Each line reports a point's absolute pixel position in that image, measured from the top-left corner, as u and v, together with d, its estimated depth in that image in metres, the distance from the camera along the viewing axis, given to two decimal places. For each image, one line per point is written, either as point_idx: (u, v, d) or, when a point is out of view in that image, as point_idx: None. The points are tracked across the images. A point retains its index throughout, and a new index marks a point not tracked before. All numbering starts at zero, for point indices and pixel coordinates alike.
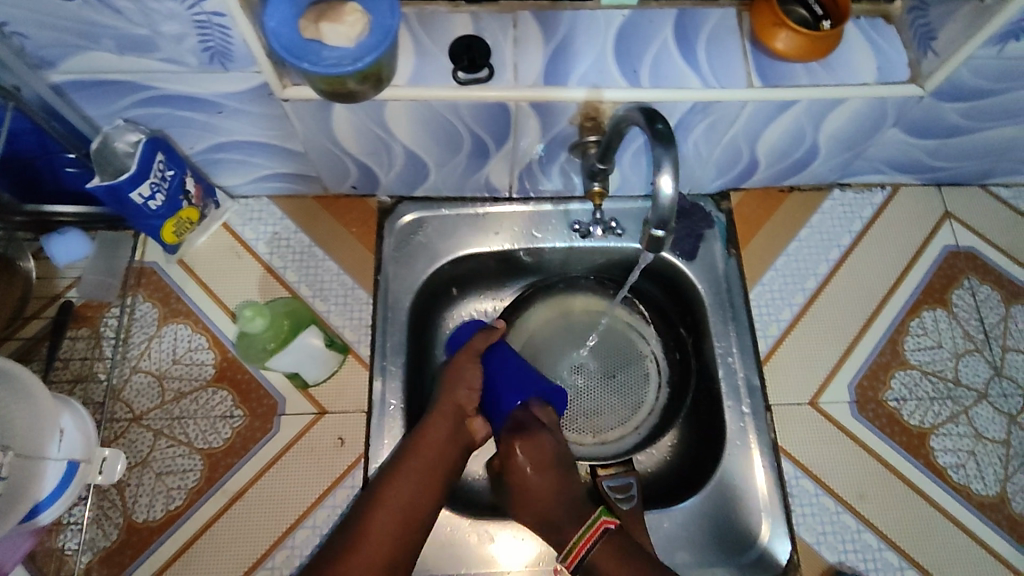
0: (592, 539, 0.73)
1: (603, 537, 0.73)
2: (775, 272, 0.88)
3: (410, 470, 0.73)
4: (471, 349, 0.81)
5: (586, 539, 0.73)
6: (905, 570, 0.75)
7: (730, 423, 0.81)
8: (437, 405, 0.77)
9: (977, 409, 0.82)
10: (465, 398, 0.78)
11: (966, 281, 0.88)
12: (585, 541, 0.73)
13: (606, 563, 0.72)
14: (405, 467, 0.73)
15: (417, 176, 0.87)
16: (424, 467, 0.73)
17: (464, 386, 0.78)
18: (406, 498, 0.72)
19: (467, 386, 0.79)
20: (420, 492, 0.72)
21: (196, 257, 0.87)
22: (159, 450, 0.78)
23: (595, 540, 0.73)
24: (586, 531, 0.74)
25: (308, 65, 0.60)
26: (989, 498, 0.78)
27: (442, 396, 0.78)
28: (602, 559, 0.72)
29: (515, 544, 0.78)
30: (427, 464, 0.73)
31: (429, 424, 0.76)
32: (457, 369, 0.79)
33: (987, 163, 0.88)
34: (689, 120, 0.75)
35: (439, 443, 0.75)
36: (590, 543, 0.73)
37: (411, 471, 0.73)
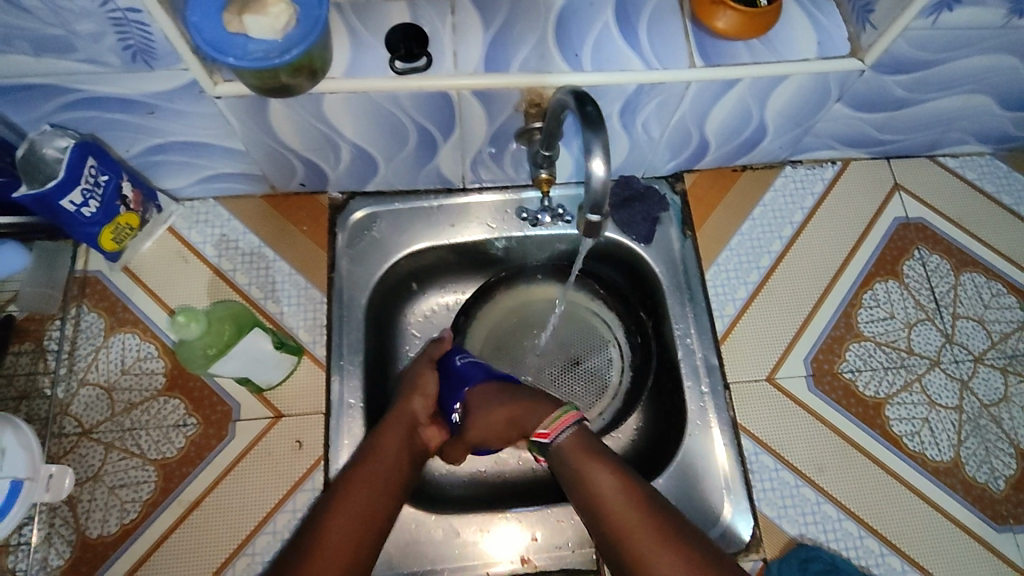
0: (563, 428, 0.71)
1: (573, 426, 0.71)
2: (731, 252, 0.88)
3: (362, 478, 0.69)
4: (427, 358, 0.84)
5: (558, 423, 0.71)
6: (865, 538, 0.76)
7: (690, 403, 0.81)
8: (392, 413, 0.77)
9: (929, 376, 0.83)
10: (421, 407, 0.78)
11: (917, 252, 0.89)
12: (562, 422, 0.71)
13: (575, 447, 0.70)
14: (357, 476, 0.70)
15: (366, 170, 0.85)
16: (377, 474, 0.70)
17: (418, 395, 0.79)
18: (360, 507, 0.68)
19: (422, 395, 0.79)
20: (377, 501, 0.69)
21: (141, 264, 0.85)
22: (110, 464, 0.76)
23: (566, 427, 0.71)
24: (557, 416, 0.72)
25: (233, 60, 0.58)
26: (944, 464, 0.80)
27: (398, 406, 0.78)
28: (569, 448, 0.70)
29: (507, 534, 0.78)
30: (380, 473, 0.70)
31: (382, 432, 0.74)
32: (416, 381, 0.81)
33: (932, 134, 0.89)
34: (635, 101, 0.74)
35: (393, 454, 0.72)
36: (563, 426, 0.71)
37: (363, 480, 0.69)
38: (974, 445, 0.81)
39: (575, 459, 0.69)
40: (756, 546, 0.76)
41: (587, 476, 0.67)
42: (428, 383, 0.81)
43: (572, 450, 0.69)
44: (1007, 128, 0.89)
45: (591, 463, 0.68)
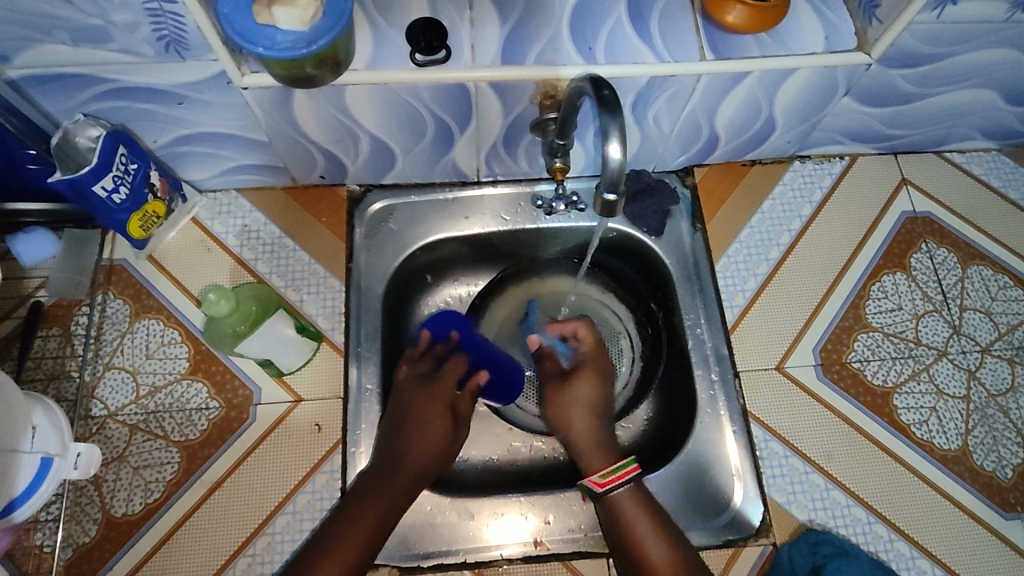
0: (626, 479, 0.73)
1: (631, 483, 0.73)
2: (740, 244, 0.90)
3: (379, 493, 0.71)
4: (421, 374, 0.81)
5: (618, 476, 0.73)
6: (874, 524, 0.77)
7: (700, 391, 0.82)
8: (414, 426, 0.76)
9: (937, 366, 0.85)
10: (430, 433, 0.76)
11: (924, 245, 0.91)
12: (617, 477, 0.73)
13: (630, 507, 0.72)
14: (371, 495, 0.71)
15: (384, 163, 0.87)
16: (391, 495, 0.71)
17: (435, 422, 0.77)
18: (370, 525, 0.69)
19: (436, 428, 0.77)
20: (385, 519, 0.70)
21: (165, 252, 0.87)
22: (135, 445, 0.78)
23: (624, 482, 0.73)
24: (617, 469, 0.74)
25: (262, 50, 0.61)
26: (951, 452, 0.81)
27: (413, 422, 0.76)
28: (628, 507, 0.72)
29: (515, 522, 0.79)
30: (391, 496, 0.71)
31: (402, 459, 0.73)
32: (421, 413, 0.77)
33: (940, 129, 0.91)
34: (647, 95, 0.76)
35: (406, 478, 0.73)
36: (623, 479, 0.73)
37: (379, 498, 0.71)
38: (981, 433, 0.82)
39: (628, 512, 0.71)
40: (766, 531, 0.77)
41: (637, 540, 0.70)
42: (434, 417, 0.77)
43: (627, 505, 0.72)
44: (1012, 123, 0.91)
45: (639, 521, 0.71)
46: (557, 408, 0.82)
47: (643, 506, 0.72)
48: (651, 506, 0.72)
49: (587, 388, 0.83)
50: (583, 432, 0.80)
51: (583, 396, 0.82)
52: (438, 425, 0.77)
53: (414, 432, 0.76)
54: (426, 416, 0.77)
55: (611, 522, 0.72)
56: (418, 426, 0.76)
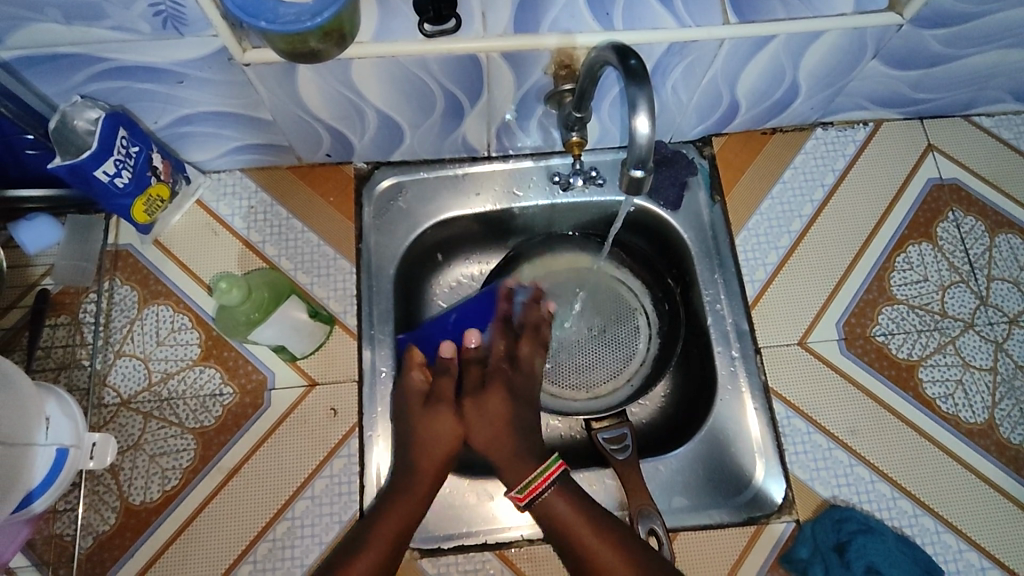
0: (549, 481, 0.72)
1: (557, 482, 0.73)
2: (761, 216, 0.87)
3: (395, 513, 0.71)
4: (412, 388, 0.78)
5: (538, 485, 0.72)
6: (897, 499, 0.76)
7: (720, 368, 0.81)
8: (422, 436, 0.75)
9: (964, 338, 0.82)
10: (441, 446, 0.75)
11: (951, 213, 0.88)
12: (542, 482, 0.72)
13: (557, 506, 0.72)
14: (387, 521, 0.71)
15: (393, 139, 0.84)
16: (404, 518, 0.71)
17: (433, 446, 0.75)
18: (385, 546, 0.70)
19: (440, 438, 0.75)
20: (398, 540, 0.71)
21: (171, 236, 0.85)
22: (150, 432, 0.78)
23: (546, 487, 0.72)
24: (542, 470, 0.73)
25: (265, 23, 0.58)
26: (978, 425, 0.79)
27: (422, 429, 0.75)
28: (559, 508, 0.72)
29: None
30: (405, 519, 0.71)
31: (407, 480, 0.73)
32: (432, 429, 0.75)
33: (968, 93, 0.87)
34: (666, 63, 0.73)
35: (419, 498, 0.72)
36: (546, 484, 0.72)
37: (394, 519, 0.71)
38: (1008, 406, 0.80)
39: (560, 510, 0.71)
40: (788, 507, 0.76)
41: (580, 541, 0.70)
42: (447, 427, 0.76)
43: (558, 505, 0.72)
44: None
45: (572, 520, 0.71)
46: (491, 404, 0.77)
47: (574, 504, 0.72)
48: (586, 503, 0.72)
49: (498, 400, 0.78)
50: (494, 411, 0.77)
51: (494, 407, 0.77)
52: (445, 439, 0.75)
53: (423, 448, 0.75)
54: (439, 429, 0.75)
55: (545, 517, 0.72)
56: (427, 440, 0.75)
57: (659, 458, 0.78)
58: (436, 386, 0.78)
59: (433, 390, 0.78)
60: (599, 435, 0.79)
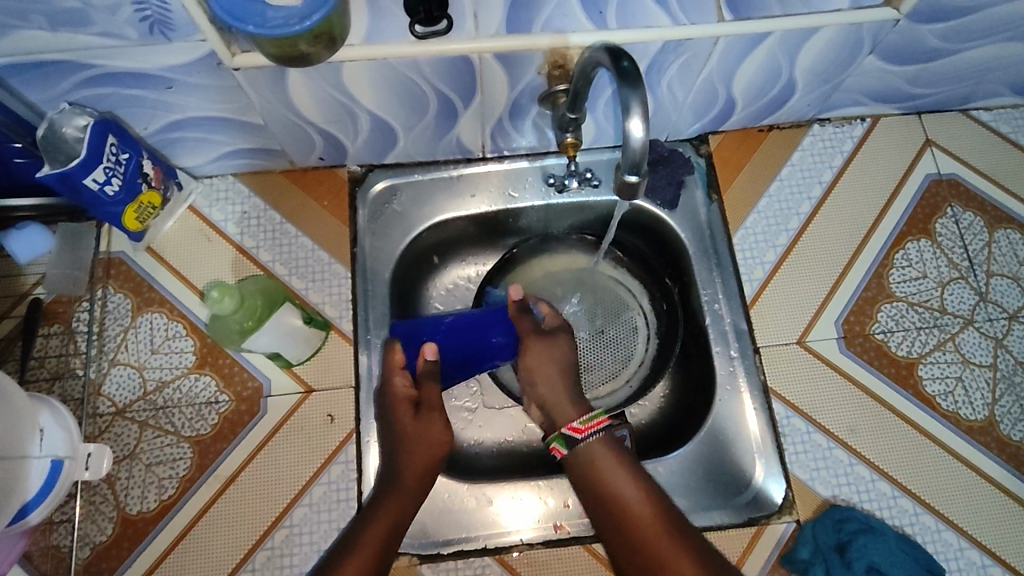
0: (597, 429, 0.69)
1: (604, 431, 0.70)
2: (758, 215, 0.86)
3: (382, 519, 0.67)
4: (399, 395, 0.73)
5: (594, 423, 0.70)
6: (898, 498, 0.75)
7: (719, 368, 0.80)
8: (408, 436, 0.72)
9: (963, 335, 0.82)
10: (430, 450, 0.72)
11: (950, 209, 0.87)
12: (595, 425, 0.70)
13: (599, 455, 0.68)
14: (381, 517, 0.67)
15: (386, 142, 0.84)
16: (391, 525, 0.67)
17: (418, 447, 0.71)
18: (375, 554, 0.65)
19: (431, 442, 0.72)
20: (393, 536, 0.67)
21: (164, 243, 0.84)
22: (146, 442, 0.77)
23: (598, 429, 0.69)
24: (592, 416, 0.70)
25: (253, 28, 0.57)
26: (978, 423, 0.78)
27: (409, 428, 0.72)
28: (600, 455, 0.68)
29: (524, 504, 0.78)
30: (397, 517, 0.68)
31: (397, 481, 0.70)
32: (419, 431, 0.72)
33: (965, 87, 0.86)
34: (661, 60, 0.72)
35: (410, 493, 0.70)
36: (597, 428, 0.69)
37: (387, 514, 0.67)
38: (1009, 403, 0.79)
39: (598, 461, 0.68)
40: (789, 508, 0.75)
41: (618, 497, 0.65)
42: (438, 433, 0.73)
43: (600, 454, 0.69)
44: None
45: (614, 468, 0.67)
46: (554, 349, 0.77)
47: (614, 455, 0.68)
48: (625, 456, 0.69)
49: (567, 346, 0.77)
50: (563, 356, 0.76)
51: (563, 352, 0.77)
52: (432, 442, 0.72)
53: (409, 449, 0.71)
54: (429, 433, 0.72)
55: (585, 465, 0.68)
56: (414, 442, 0.71)
57: (657, 461, 0.77)
58: (421, 393, 0.73)
59: (421, 398, 0.73)
60: None
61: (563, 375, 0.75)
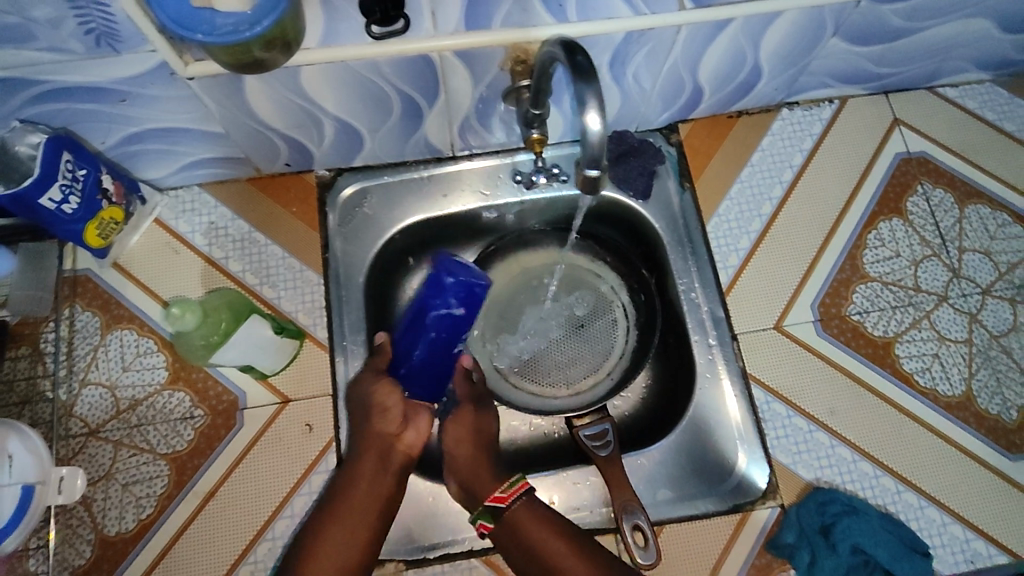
0: (517, 496, 0.70)
1: (525, 496, 0.70)
2: (730, 201, 0.86)
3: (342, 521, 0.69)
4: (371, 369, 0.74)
5: (518, 489, 0.70)
6: (881, 478, 0.75)
7: (698, 357, 0.80)
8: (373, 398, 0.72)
9: (938, 312, 0.82)
10: (393, 423, 0.72)
11: (920, 187, 0.87)
12: (515, 491, 0.70)
13: (525, 522, 0.69)
14: (344, 506, 0.70)
15: (353, 145, 0.82)
16: (352, 527, 0.69)
17: (382, 411, 0.72)
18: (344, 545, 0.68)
19: (393, 413, 0.72)
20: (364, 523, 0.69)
21: (131, 258, 0.83)
22: (121, 461, 0.76)
23: (518, 497, 0.70)
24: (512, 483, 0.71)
25: (202, 36, 0.55)
26: (956, 398, 0.78)
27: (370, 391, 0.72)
28: (523, 520, 0.69)
29: None
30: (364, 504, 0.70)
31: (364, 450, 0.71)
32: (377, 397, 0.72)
33: (930, 65, 0.87)
34: (624, 51, 0.71)
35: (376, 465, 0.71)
36: (518, 493, 0.70)
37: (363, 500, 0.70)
38: (985, 377, 0.79)
39: (524, 526, 0.69)
40: (773, 493, 0.75)
41: (549, 556, 0.67)
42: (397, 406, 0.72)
43: (525, 521, 0.69)
44: (1007, 52, 0.86)
45: (538, 529, 0.68)
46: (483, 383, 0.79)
47: (538, 513, 0.69)
48: (549, 515, 0.70)
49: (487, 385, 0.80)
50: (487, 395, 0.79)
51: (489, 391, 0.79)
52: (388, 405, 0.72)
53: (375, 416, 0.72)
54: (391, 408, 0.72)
55: (511, 534, 0.69)
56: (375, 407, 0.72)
57: (640, 453, 0.77)
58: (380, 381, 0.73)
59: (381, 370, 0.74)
60: (581, 432, 0.78)
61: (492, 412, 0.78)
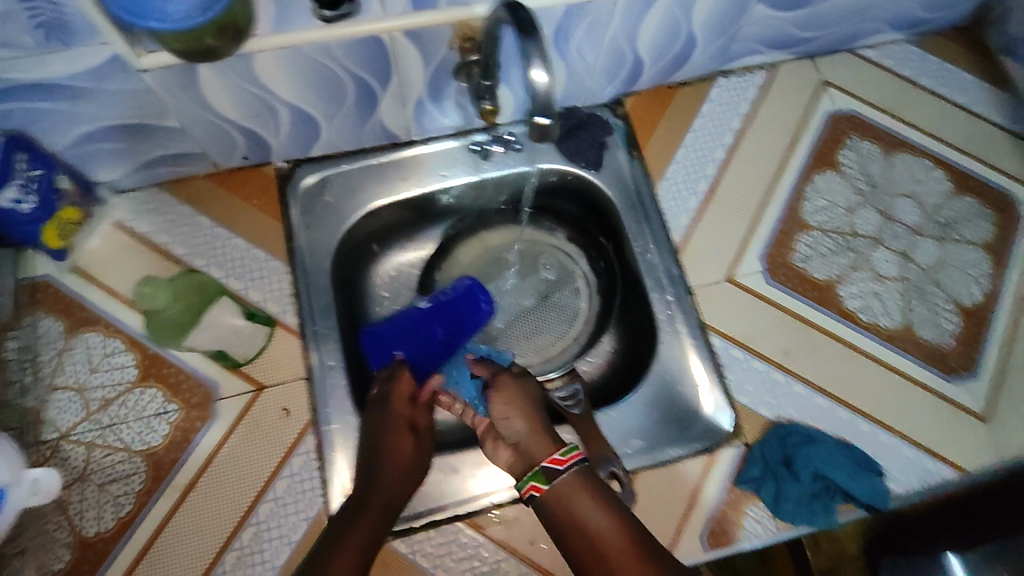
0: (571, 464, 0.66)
1: (576, 466, 0.66)
2: (677, 166, 0.91)
3: (364, 525, 0.65)
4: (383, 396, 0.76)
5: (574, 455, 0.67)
6: (835, 409, 0.80)
7: (659, 313, 0.84)
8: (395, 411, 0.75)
9: (875, 254, 0.88)
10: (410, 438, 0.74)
11: (849, 141, 0.94)
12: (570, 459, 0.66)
13: (573, 496, 0.65)
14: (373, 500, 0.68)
15: (309, 134, 0.84)
16: (378, 520, 0.67)
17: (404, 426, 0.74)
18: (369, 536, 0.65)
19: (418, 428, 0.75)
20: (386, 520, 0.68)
21: (91, 260, 0.82)
22: (96, 462, 0.75)
23: (570, 467, 0.66)
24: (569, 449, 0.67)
25: (155, 23, 0.56)
26: (896, 330, 0.84)
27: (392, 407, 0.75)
28: (569, 494, 0.65)
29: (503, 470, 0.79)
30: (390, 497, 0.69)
31: (390, 454, 0.72)
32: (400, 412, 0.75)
33: (849, 28, 0.93)
34: (566, 25, 0.75)
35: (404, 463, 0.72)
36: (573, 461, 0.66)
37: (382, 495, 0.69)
38: (921, 309, 0.85)
39: (572, 499, 0.65)
40: (737, 433, 0.79)
41: (595, 536, 0.62)
42: (425, 445, 0.76)
43: (572, 497, 0.65)
44: (917, 12, 0.93)
45: (588, 504, 0.64)
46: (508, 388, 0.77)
47: (589, 491, 0.65)
48: (598, 491, 0.65)
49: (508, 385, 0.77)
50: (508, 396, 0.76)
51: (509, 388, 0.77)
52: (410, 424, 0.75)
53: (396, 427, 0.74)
54: (422, 447, 0.75)
55: (555, 505, 0.65)
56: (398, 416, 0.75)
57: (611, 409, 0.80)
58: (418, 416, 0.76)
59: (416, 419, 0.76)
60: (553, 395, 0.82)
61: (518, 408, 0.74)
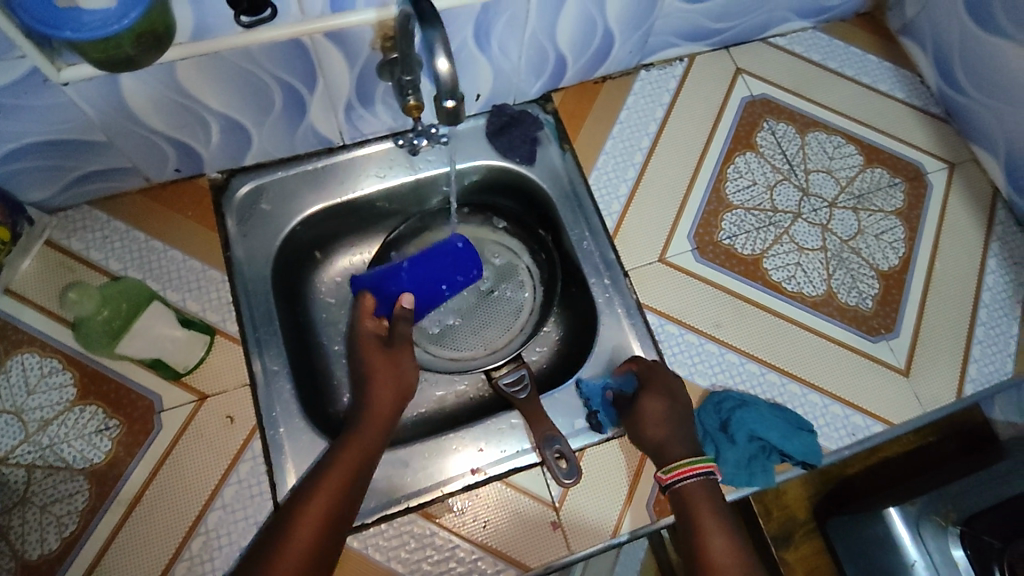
0: (694, 472, 0.72)
1: (701, 475, 0.72)
2: (606, 156, 0.95)
3: (329, 482, 0.70)
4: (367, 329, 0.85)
5: (685, 471, 0.72)
6: (767, 374, 0.84)
7: (597, 296, 0.86)
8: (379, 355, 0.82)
9: (795, 227, 0.93)
10: (389, 390, 0.79)
11: (765, 123, 0.99)
12: (686, 470, 0.72)
13: (694, 496, 0.72)
14: (346, 454, 0.72)
15: (242, 143, 0.85)
16: (348, 472, 0.71)
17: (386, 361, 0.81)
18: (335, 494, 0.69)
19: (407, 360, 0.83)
20: (357, 473, 0.71)
21: (23, 282, 0.81)
22: (36, 484, 0.74)
23: (693, 475, 0.72)
24: (689, 462, 0.73)
25: (70, 33, 0.57)
26: (820, 297, 0.89)
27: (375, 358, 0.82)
28: (692, 493, 0.72)
29: (469, 456, 0.79)
30: (364, 449, 0.73)
31: (372, 408, 0.78)
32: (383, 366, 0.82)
33: (758, 18, 0.98)
34: (485, 22, 0.78)
35: (377, 421, 0.77)
36: (689, 474, 0.72)
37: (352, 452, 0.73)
38: (842, 276, 0.90)
39: (693, 500, 0.71)
40: None
41: (700, 535, 0.69)
42: (410, 376, 0.82)
43: (694, 494, 0.72)
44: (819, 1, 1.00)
45: (707, 515, 0.70)
46: (653, 412, 0.77)
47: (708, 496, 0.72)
48: (717, 500, 0.72)
49: (656, 399, 0.78)
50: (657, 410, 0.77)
51: (655, 407, 0.77)
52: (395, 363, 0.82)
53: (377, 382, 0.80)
54: (405, 378, 0.82)
55: (678, 501, 0.72)
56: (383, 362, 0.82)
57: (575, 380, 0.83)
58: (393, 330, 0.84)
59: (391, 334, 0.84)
60: (500, 381, 0.85)
61: (666, 424, 0.77)
